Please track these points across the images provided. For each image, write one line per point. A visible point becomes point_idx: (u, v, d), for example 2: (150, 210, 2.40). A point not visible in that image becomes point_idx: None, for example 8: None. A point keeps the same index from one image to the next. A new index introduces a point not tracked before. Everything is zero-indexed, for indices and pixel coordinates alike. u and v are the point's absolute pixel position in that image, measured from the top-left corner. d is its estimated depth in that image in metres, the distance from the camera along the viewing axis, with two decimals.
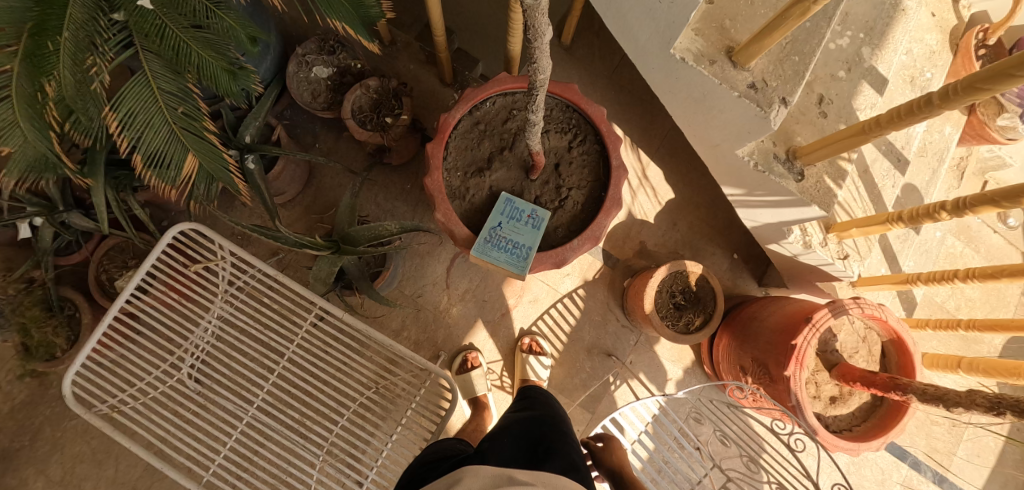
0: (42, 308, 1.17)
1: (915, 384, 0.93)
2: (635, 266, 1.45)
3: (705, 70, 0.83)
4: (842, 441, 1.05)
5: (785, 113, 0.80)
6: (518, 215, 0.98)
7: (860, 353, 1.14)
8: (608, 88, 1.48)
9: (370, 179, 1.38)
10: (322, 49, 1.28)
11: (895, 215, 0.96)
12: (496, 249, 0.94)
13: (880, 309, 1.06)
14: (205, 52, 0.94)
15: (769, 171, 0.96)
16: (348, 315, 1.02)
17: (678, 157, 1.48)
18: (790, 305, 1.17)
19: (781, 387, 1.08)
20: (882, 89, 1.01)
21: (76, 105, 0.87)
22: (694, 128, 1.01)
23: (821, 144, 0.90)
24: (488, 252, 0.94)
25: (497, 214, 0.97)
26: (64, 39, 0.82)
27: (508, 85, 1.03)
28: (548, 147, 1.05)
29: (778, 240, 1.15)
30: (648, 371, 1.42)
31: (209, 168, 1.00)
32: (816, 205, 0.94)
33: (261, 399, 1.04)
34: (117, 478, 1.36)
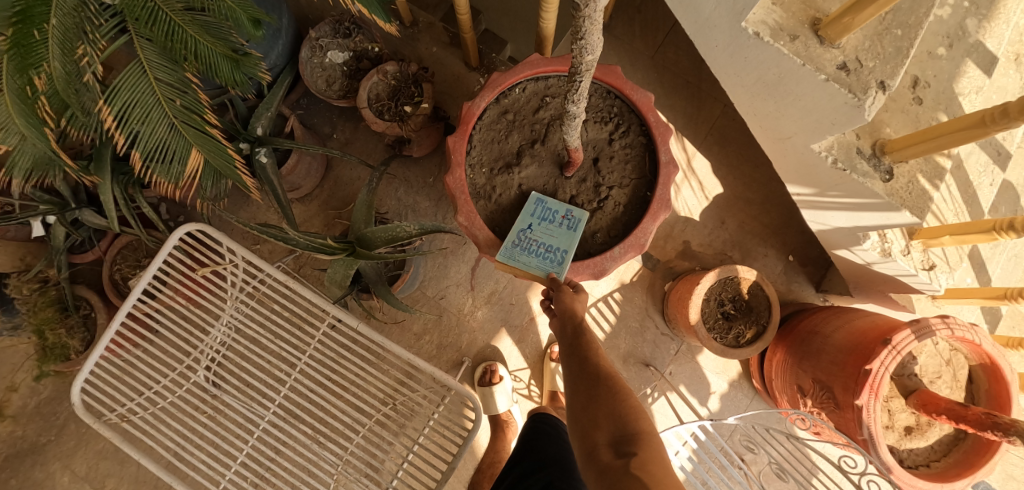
0: (56, 309, 1.15)
1: (1020, 424, 0.78)
2: (677, 268, 1.32)
3: (784, 47, 0.68)
4: (922, 481, 0.91)
5: (884, 99, 0.65)
6: (550, 216, 0.86)
7: (943, 378, 0.99)
8: (650, 71, 1.33)
9: (390, 172, 1.29)
10: (337, 32, 1.18)
11: (1005, 222, 0.78)
12: (526, 254, 0.83)
13: (973, 330, 0.91)
14: (203, 37, 0.84)
15: (851, 168, 0.80)
16: (362, 325, 0.94)
17: (728, 147, 1.33)
18: (861, 321, 1.02)
19: (849, 416, 0.94)
20: (991, 69, 0.83)
21: (69, 99, 0.82)
22: (760, 116, 0.87)
23: (919, 138, 0.73)
24: (519, 256, 0.82)
25: (527, 215, 0.86)
26: (51, 28, 0.75)
27: (541, 68, 0.91)
28: (585, 140, 0.92)
29: (851, 247, 1.00)
30: (688, 383, 1.30)
31: (216, 165, 0.92)
32: (907, 210, 0.79)
33: (272, 413, 0.97)
34: (139, 476, 1.35)
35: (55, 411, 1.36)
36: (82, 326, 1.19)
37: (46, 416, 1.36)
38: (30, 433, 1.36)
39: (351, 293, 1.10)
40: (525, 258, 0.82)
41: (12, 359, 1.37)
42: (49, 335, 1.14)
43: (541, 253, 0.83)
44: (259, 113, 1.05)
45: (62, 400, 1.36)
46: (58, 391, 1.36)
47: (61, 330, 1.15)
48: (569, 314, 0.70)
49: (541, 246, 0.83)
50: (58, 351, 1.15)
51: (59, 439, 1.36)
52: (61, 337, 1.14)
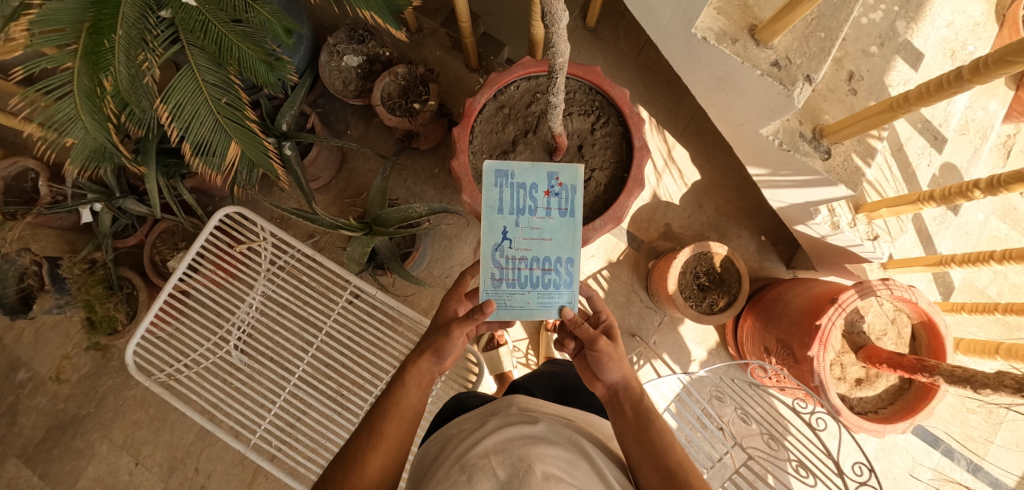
0: (103, 286, 1.28)
1: (943, 365, 0.92)
2: (659, 248, 1.46)
3: (727, 49, 0.83)
4: (867, 422, 1.04)
5: (809, 90, 0.81)
6: (529, 211, 0.77)
7: (888, 335, 1.13)
8: (633, 70, 1.48)
9: (399, 163, 1.43)
10: (351, 39, 1.32)
11: (925, 194, 0.94)
12: (526, 287, 0.74)
13: (910, 291, 1.04)
14: (244, 44, 1.01)
15: (794, 149, 0.97)
16: (379, 293, 1.09)
17: (704, 138, 1.47)
18: (816, 287, 1.16)
19: (805, 367, 1.09)
20: (918, 64, 0.97)
21: (131, 98, 0.96)
22: (718, 108, 1.02)
23: (848, 123, 0.90)
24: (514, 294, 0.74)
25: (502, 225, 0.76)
26: (118, 37, 0.89)
27: (531, 68, 1.05)
28: (571, 130, 1.06)
29: (805, 221, 1.15)
30: (671, 351, 1.43)
31: (251, 155, 1.06)
32: (843, 185, 0.95)
33: (300, 370, 1.12)
34: (173, 443, 1.46)
35: (94, 385, 1.48)
36: (125, 302, 1.33)
37: (86, 390, 1.48)
38: (71, 405, 1.48)
39: (367, 268, 1.26)
40: (520, 295, 0.74)
41: (57, 337, 1.50)
42: (100, 308, 1.27)
43: (541, 276, 0.74)
44: (284, 111, 1.20)
45: (101, 375, 1.48)
46: (97, 367, 1.48)
47: (110, 304, 1.29)
48: (623, 386, 0.71)
49: (533, 263, 0.75)
50: (105, 324, 1.29)
51: (99, 410, 1.48)
52: (109, 310, 1.28)
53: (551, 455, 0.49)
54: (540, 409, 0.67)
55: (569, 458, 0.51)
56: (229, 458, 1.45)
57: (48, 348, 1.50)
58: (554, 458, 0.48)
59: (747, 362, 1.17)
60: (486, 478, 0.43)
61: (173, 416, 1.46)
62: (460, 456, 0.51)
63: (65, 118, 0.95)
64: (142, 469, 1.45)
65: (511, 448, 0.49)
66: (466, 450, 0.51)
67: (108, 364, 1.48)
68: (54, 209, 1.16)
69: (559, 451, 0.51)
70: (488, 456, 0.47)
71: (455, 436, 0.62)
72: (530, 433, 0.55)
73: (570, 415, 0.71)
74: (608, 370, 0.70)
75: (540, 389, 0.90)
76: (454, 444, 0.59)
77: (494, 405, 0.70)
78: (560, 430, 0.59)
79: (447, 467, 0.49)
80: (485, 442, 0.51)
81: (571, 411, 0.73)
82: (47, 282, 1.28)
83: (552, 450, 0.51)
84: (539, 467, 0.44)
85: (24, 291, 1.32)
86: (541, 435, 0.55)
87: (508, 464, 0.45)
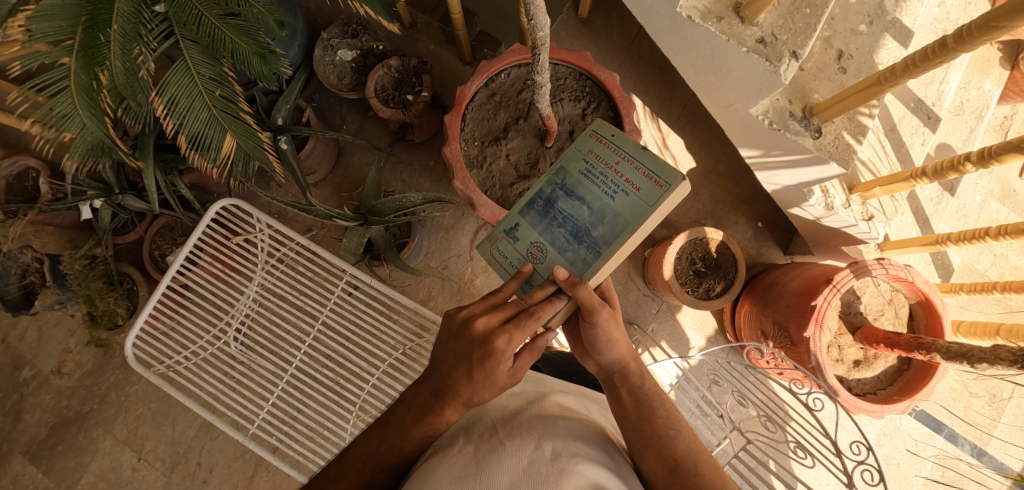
0: (104, 281, 1.30)
1: (939, 342, 0.90)
2: (655, 236, 1.45)
3: (712, 27, 0.86)
4: (865, 403, 1.03)
5: (795, 66, 0.84)
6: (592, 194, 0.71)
7: (885, 315, 1.12)
8: (627, 59, 1.48)
9: (395, 156, 1.44)
10: (345, 33, 1.34)
11: (918, 171, 0.94)
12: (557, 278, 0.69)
13: (906, 270, 1.03)
14: (238, 37, 1.02)
15: (784, 128, 0.98)
16: (373, 282, 1.09)
17: (699, 126, 1.47)
18: (812, 271, 1.15)
19: (801, 349, 1.08)
20: (907, 42, 0.97)
21: (127, 92, 0.97)
22: (708, 88, 1.04)
23: (838, 100, 0.90)
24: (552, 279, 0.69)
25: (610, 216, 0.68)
26: (114, 32, 0.91)
27: (522, 55, 1.06)
28: (562, 116, 1.07)
29: (800, 203, 1.14)
30: (669, 339, 1.43)
31: (246, 148, 1.07)
32: (834, 162, 0.96)
33: (299, 359, 1.12)
34: (175, 437, 1.47)
35: (97, 381, 1.49)
36: (125, 297, 1.35)
37: (89, 386, 1.49)
38: (75, 402, 1.49)
39: (363, 259, 1.27)
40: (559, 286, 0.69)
41: (59, 333, 1.51)
42: (100, 303, 1.29)
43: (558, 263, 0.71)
44: (279, 105, 1.20)
45: (103, 371, 1.49)
46: (100, 363, 1.49)
47: (110, 299, 1.30)
48: (619, 369, 0.64)
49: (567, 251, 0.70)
50: (106, 318, 1.31)
51: (101, 407, 1.49)
52: (110, 305, 1.30)
53: (562, 428, 0.50)
54: (549, 383, 0.68)
55: (583, 431, 0.52)
56: (231, 452, 1.46)
57: (51, 345, 1.52)
58: (565, 429, 0.49)
59: (742, 345, 1.15)
60: (506, 441, 0.44)
61: (175, 411, 1.47)
62: (475, 421, 0.52)
63: (61, 114, 0.95)
64: (145, 464, 1.46)
65: (524, 420, 0.50)
66: (481, 417, 0.53)
67: (111, 360, 1.49)
68: (54, 206, 1.17)
69: (573, 425, 0.52)
70: (502, 427, 0.49)
71: (466, 402, 0.64)
72: (543, 410, 0.54)
73: (580, 394, 0.69)
74: (603, 348, 0.62)
75: (546, 365, 0.88)
76: (468, 412, 0.60)
77: None
78: (569, 407, 0.60)
79: (460, 431, 0.52)
80: (500, 412, 0.53)
81: (581, 391, 0.71)
82: (48, 277, 1.31)
83: (566, 423, 0.52)
84: (552, 439, 0.46)
85: (26, 287, 1.34)
86: (556, 410, 0.56)
87: (525, 433, 0.46)
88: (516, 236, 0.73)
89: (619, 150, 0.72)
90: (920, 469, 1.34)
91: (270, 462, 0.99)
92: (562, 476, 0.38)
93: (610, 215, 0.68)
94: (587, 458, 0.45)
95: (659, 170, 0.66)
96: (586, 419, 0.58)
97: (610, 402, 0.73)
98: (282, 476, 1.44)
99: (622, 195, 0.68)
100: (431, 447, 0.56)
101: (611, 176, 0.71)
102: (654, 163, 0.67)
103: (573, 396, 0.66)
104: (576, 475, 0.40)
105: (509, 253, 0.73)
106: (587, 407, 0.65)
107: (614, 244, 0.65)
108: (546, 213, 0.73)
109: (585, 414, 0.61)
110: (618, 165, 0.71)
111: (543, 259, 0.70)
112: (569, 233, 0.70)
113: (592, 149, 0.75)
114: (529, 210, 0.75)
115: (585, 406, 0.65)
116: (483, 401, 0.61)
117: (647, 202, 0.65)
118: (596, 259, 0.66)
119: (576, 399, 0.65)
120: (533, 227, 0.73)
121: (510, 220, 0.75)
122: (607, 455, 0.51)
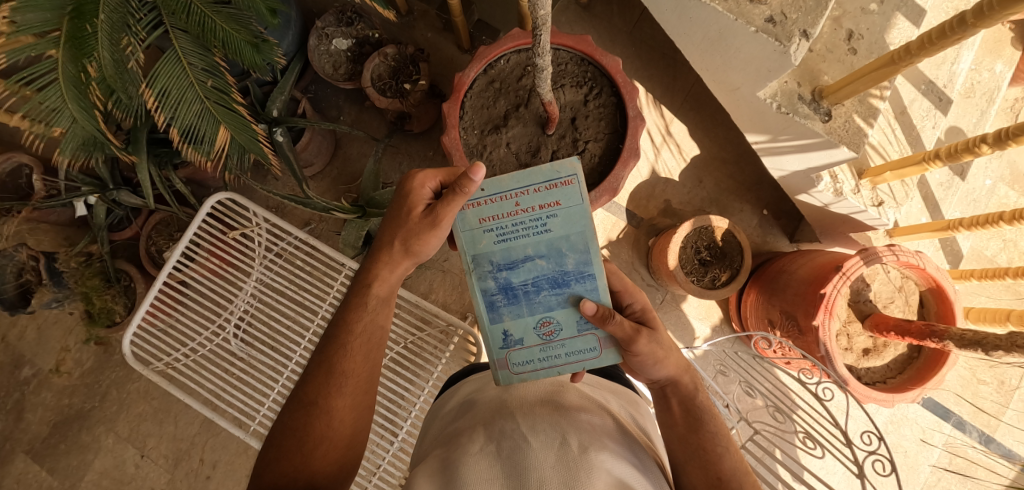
0: (100, 279, 1.29)
1: (952, 329, 0.87)
2: (659, 225, 1.43)
3: (718, 7, 0.84)
4: (876, 393, 1.01)
5: (805, 46, 0.82)
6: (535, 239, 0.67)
7: (895, 303, 1.10)
8: (628, 45, 1.45)
9: (393, 146, 1.42)
10: (340, 21, 1.31)
11: (931, 153, 0.91)
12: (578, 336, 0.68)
13: (917, 256, 1.01)
14: (228, 25, 0.99)
15: (793, 112, 0.95)
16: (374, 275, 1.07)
17: (702, 112, 1.44)
18: (820, 258, 1.13)
19: (810, 338, 1.06)
20: (920, 21, 0.94)
21: (117, 84, 0.94)
22: (714, 72, 1.02)
23: (848, 81, 0.88)
24: (581, 331, 0.68)
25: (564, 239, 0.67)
26: (100, 22, 0.88)
27: (521, 40, 1.03)
28: (563, 102, 1.05)
29: (808, 190, 1.12)
30: (674, 329, 1.41)
31: (241, 140, 1.04)
32: (845, 146, 0.94)
33: (299, 355, 1.12)
34: (177, 434, 1.46)
35: (97, 379, 1.48)
36: (123, 294, 1.33)
37: (89, 384, 1.48)
38: (75, 400, 1.48)
39: (363, 252, 1.25)
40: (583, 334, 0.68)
41: (57, 332, 1.50)
42: (97, 301, 1.28)
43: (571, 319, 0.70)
44: (274, 96, 1.17)
45: (104, 368, 1.48)
46: (100, 361, 1.48)
47: (107, 297, 1.29)
48: (671, 383, 0.64)
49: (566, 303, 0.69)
50: (104, 316, 1.30)
51: (103, 404, 1.48)
52: (107, 302, 1.29)
53: (585, 421, 0.48)
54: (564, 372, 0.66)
55: (605, 425, 0.50)
56: (233, 448, 1.45)
57: (49, 343, 1.50)
58: (587, 423, 0.48)
59: (751, 334, 1.13)
60: (529, 437, 0.43)
61: (177, 407, 1.46)
62: (494, 414, 0.51)
63: (50, 109, 0.92)
64: (147, 461, 1.46)
65: (545, 414, 0.48)
66: (498, 410, 0.51)
67: (111, 358, 1.48)
68: (48, 203, 1.15)
69: (595, 419, 0.50)
70: (521, 417, 0.47)
71: (477, 395, 0.63)
72: (562, 402, 0.52)
73: (597, 385, 0.69)
74: (653, 369, 0.63)
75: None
76: (482, 400, 0.59)
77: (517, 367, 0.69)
78: (589, 398, 0.58)
79: (478, 424, 0.50)
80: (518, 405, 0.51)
81: (598, 383, 0.70)
82: (45, 276, 1.29)
83: (588, 416, 0.50)
84: (575, 433, 0.44)
85: (23, 286, 1.33)
86: (577, 403, 0.54)
87: (547, 428, 0.44)
88: (518, 339, 0.69)
89: (504, 194, 0.66)
90: (928, 458, 1.33)
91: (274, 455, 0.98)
92: (591, 472, 0.37)
93: (565, 243, 0.66)
94: (613, 453, 0.43)
95: (556, 173, 0.65)
96: (605, 411, 0.56)
97: (626, 392, 0.71)
98: None
99: (552, 220, 0.67)
100: (447, 437, 0.54)
101: (525, 218, 0.67)
102: (544, 173, 0.65)
103: (590, 387, 0.67)
104: (606, 472, 0.38)
105: (529, 357, 0.69)
106: (606, 398, 0.65)
107: (592, 256, 0.66)
108: (516, 298, 0.69)
109: (603, 405, 0.58)
110: (517, 203, 0.66)
111: (562, 325, 0.68)
112: (551, 287, 0.68)
113: (481, 217, 0.67)
114: (498, 312, 0.69)
115: (605, 397, 0.64)
116: (497, 392, 0.58)
117: (577, 204, 0.66)
118: (596, 281, 0.66)
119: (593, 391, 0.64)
120: (519, 317, 0.69)
121: (495, 335, 0.69)
122: (632, 449, 0.49)
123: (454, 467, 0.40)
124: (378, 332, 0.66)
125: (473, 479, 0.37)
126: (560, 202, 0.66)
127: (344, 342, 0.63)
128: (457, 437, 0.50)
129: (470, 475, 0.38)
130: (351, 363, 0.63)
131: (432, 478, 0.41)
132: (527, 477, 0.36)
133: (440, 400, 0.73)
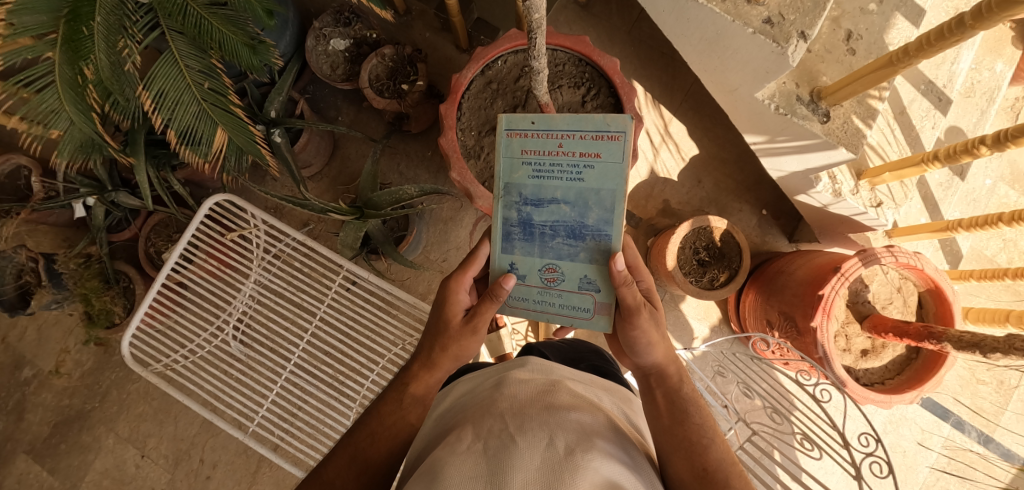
0: (99, 280, 1.29)
1: (950, 331, 0.87)
2: (658, 225, 1.43)
3: (716, 8, 0.84)
4: (873, 394, 1.01)
5: (804, 47, 0.81)
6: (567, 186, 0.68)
7: (894, 304, 1.10)
8: (627, 44, 1.44)
9: (392, 147, 1.42)
10: (338, 22, 1.30)
11: (930, 155, 0.91)
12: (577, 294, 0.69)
13: (916, 258, 1.00)
14: (225, 27, 0.99)
15: (791, 113, 0.95)
16: (372, 276, 1.07)
17: (702, 112, 1.44)
18: (819, 258, 1.13)
19: (808, 339, 1.06)
20: (919, 21, 0.93)
21: (114, 87, 0.94)
22: (712, 73, 1.02)
23: (847, 82, 0.87)
24: (582, 289, 0.68)
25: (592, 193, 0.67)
26: (97, 24, 0.88)
27: (519, 40, 1.02)
28: (561, 103, 1.04)
29: (806, 190, 1.12)
30: (673, 329, 1.42)
31: (239, 142, 1.04)
32: (843, 147, 0.93)
33: (298, 356, 1.12)
34: (177, 434, 1.47)
35: (97, 380, 1.49)
36: (122, 296, 1.33)
37: (90, 385, 1.49)
38: (76, 400, 1.49)
39: (362, 253, 1.25)
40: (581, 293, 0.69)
41: (58, 332, 1.50)
42: (96, 302, 1.28)
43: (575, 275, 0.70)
44: (272, 98, 1.17)
45: (104, 369, 1.49)
46: (100, 361, 1.49)
47: (106, 298, 1.29)
48: (657, 371, 0.66)
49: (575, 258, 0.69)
50: (103, 317, 1.30)
51: (103, 405, 1.48)
52: (107, 304, 1.29)
53: (574, 420, 0.48)
54: (557, 370, 0.66)
55: (595, 424, 0.50)
56: (233, 448, 1.46)
57: (50, 344, 1.51)
58: (577, 423, 0.47)
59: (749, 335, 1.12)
60: (515, 435, 0.42)
61: (176, 408, 1.46)
62: (483, 412, 0.50)
63: (49, 111, 0.92)
64: (148, 461, 1.46)
65: (534, 413, 0.48)
66: (488, 408, 0.51)
67: (111, 359, 1.48)
68: (46, 204, 1.15)
69: (585, 417, 0.50)
70: (509, 416, 0.47)
71: (469, 395, 0.62)
72: (553, 400, 0.52)
73: (590, 382, 0.67)
74: (643, 351, 0.65)
75: (552, 353, 0.84)
76: (473, 399, 0.58)
77: (508, 364, 0.67)
78: (581, 397, 0.58)
79: (466, 422, 0.50)
80: (507, 402, 0.51)
81: (592, 379, 0.69)
82: (44, 277, 1.29)
83: (577, 415, 0.50)
84: (564, 433, 0.44)
85: (23, 287, 1.34)
86: (567, 401, 0.54)
87: (535, 427, 0.44)
88: (520, 274, 0.70)
89: (551, 132, 0.67)
90: (925, 459, 1.33)
91: (272, 459, 0.97)
92: (576, 473, 0.37)
93: (594, 196, 0.66)
94: (601, 453, 0.43)
95: (606, 125, 0.65)
96: (597, 410, 0.56)
97: (621, 390, 0.71)
98: (285, 472, 1.44)
99: (588, 171, 0.66)
100: (437, 436, 0.54)
101: (564, 161, 0.67)
102: (596, 122, 0.65)
103: (583, 384, 0.64)
104: (591, 473, 0.38)
105: (524, 293, 0.70)
106: (598, 396, 0.62)
107: (615, 217, 0.66)
108: (531, 236, 0.69)
109: (595, 404, 0.58)
110: (559, 144, 0.67)
111: (565, 277, 0.68)
112: (566, 236, 0.68)
113: (524, 149, 0.69)
114: (511, 244, 0.70)
115: (596, 394, 0.63)
116: (488, 390, 0.58)
117: (616, 161, 0.65)
118: (611, 243, 0.66)
119: (585, 388, 0.63)
120: (528, 255, 0.70)
121: (500, 264, 0.70)
122: (622, 448, 0.49)
123: (438, 465, 0.40)
124: (409, 428, 0.62)
125: (457, 475, 0.37)
126: (599, 155, 0.66)
127: (373, 432, 0.62)
128: (446, 436, 0.49)
129: (454, 472, 0.37)
130: (373, 451, 0.60)
131: (418, 476, 0.40)
132: (510, 476, 0.36)
133: (436, 400, 0.73)
